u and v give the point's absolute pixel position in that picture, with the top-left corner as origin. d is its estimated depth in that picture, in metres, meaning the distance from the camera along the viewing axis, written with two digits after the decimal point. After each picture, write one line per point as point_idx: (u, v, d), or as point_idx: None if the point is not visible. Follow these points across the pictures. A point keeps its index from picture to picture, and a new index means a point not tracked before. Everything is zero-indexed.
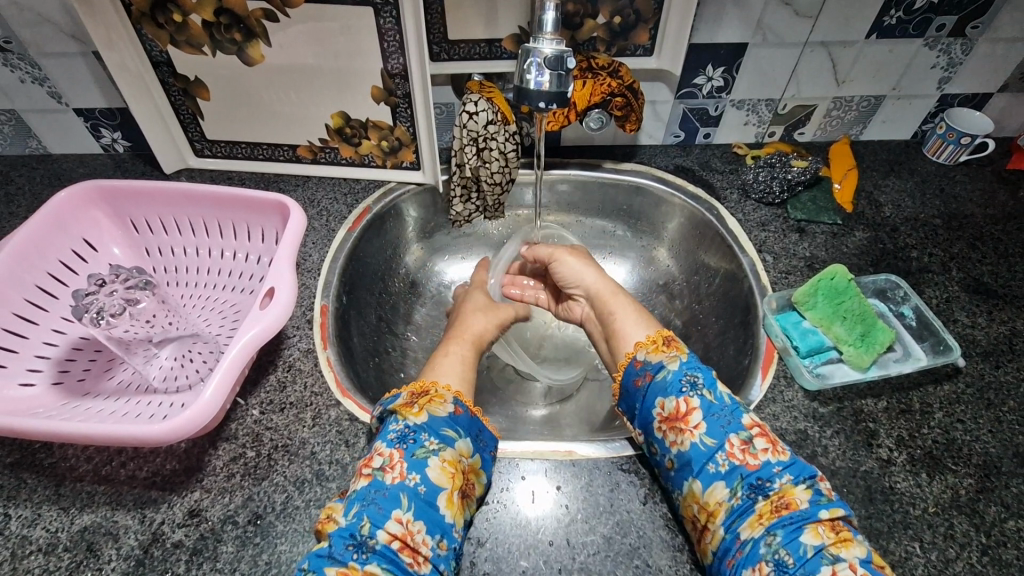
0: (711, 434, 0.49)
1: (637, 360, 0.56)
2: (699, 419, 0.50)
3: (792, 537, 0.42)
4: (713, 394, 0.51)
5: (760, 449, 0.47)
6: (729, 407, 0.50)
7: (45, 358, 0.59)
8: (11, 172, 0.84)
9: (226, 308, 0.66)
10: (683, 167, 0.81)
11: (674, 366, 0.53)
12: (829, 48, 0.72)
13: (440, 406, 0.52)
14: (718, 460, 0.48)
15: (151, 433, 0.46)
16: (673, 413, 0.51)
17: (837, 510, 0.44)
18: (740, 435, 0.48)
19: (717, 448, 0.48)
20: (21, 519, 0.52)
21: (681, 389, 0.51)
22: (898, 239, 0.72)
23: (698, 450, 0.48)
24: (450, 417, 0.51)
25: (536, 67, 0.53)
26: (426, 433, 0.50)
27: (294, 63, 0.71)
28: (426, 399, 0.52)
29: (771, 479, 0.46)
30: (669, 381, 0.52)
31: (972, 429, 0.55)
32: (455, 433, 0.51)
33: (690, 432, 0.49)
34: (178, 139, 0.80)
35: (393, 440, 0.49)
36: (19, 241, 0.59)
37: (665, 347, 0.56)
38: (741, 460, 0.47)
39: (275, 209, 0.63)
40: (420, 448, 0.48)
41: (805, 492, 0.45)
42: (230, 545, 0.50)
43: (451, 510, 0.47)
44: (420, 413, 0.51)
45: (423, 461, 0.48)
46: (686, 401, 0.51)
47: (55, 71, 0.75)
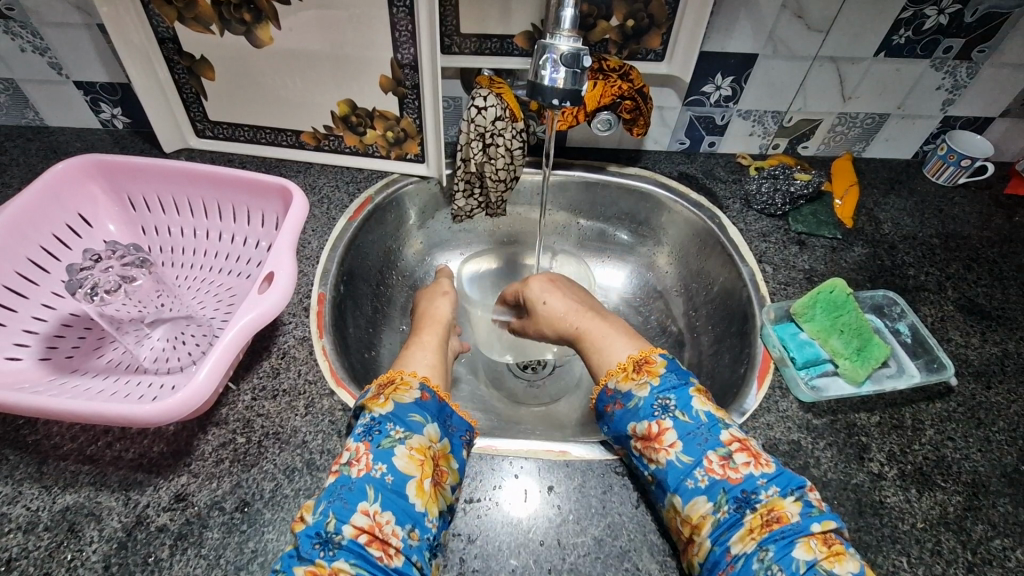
0: (688, 452, 0.49)
1: (608, 388, 0.57)
2: (672, 438, 0.50)
3: (785, 552, 0.43)
4: (686, 415, 0.52)
5: (741, 463, 0.48)
6: (705, 425, 0.51)
7: (34, 332, 0.57)
8: (6, 142, 0.82)
9: (222, 291, 0.65)
10: (687, 174, 0.82)
11: (645, 393, 0.54)
12: (838, 64, 0.72)
13: (406, 394, 0.52)
14: (697, 476, 0.48)
15: (142, 413, 0.46)
16: (645, 434, 0.51)
17: (829, 522, 0.44)
18: (718, 451, 0.49)
19: (695, 465, 0.48)
20: (1, 496, 0.50)
21: (653, 412, 0.52)
22: (896, 256, 0.73)
23: (673, 466, 0.49)
24: (417, 402, 0.52)
25: (552, 63, 0.53)
26: (392, 423, 0.50)
27: (303, 49, 0.70)
28: (392, 389, 0.53)
29: (755, 491, 0.46)
30: (640, 407, 0.53)
31: (962, 447, 0.55)
32: (422, 419, 0.51)
33: (666, 450, 0.50)
34: (180, 118, 0.78)
35: (360, 434, 0.49)
36: (14, 211, 0.58)
37: (635, 373, 0.56)
38: (722, 475, 0.48)
39: (277, 193, 0.62)
40: (385, 439, 0.48)
41: (794, 504, 0.45)
42: (215, 531, 0.49)
43: (422, 498, 0.46)
44: (385, 403, 0.51)
45: (389, 450, 0.48)
46: (658, 423, 0.51)
47: (56, 42, 0.73)
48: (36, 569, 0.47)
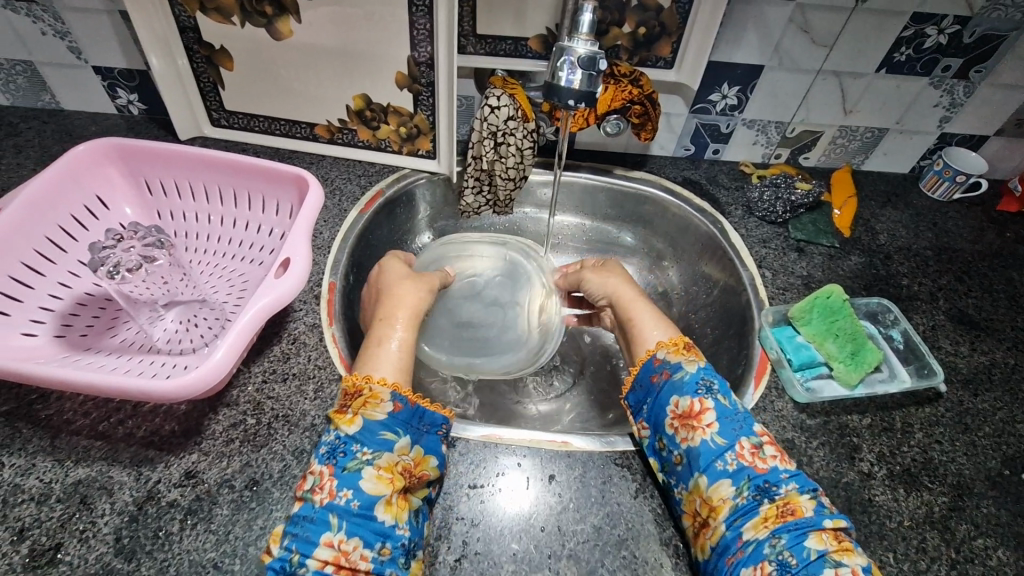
0: (722, 434, 0.50)
1: (657, 358, 0.57)
2: (711, 419, 0.51)
3: (797, 541, 0.44)
4: (726, 399, 0.52)
5: (769, 455, 0.49)
6: (741, 413, 0.52)
7: (50, 310, 0.58)
8: (21, 124, 0.83)
9: (234, 277, 0.66)
10: (691, 180, 0.84)
11: (693, 369, 0.55)
12: (841, 78, 0.75)
13: (378, 408, 0.50)
14: (726, 459, 0.49)
15: (159, 389, 0.47)
16: (686, 412, 0.52)
17: (839, 520, 0.46)
18: (750, 439, 0.50)
19: (728, 448, 0.49)
20: (14, 467, 0.52)
21: (697, 389, 0.53)
22: (891, 266, 0.75)
23: (706, 447, 0.50)
24: (389, 417, 0.49)
25: (569, 65, 0.55)
26: (358, 444, 0.48)
27: (321, 43, 0.71)
28: (360, 402, 0.50)
29: (778, 482, 0.47)
30: (686, 382, 0.54)
31: (949, 451, 0.57)
32: (394, 435, 0.49)
33: (703, 430, 0.51)
34: (196, 106, 0.80)
35: (324, 455, 0.47)
36: (34, 190, 0.59)
37: (685, 350, 0.57)
38: (750, 462, 0.49)
39: (293, 182, 0.63)
40: (351, 461, 0.47)
41: (809, 501, 0.47)
42: (225, 507, 0.50)
43: (392, 512, 0.46)
44: (353, 420, 0.49)
45: (356, 474, 0.46)
46: (700, 401, 0.52)
47: (78, 27, 0.75)
48: (47, 539, 0.48)
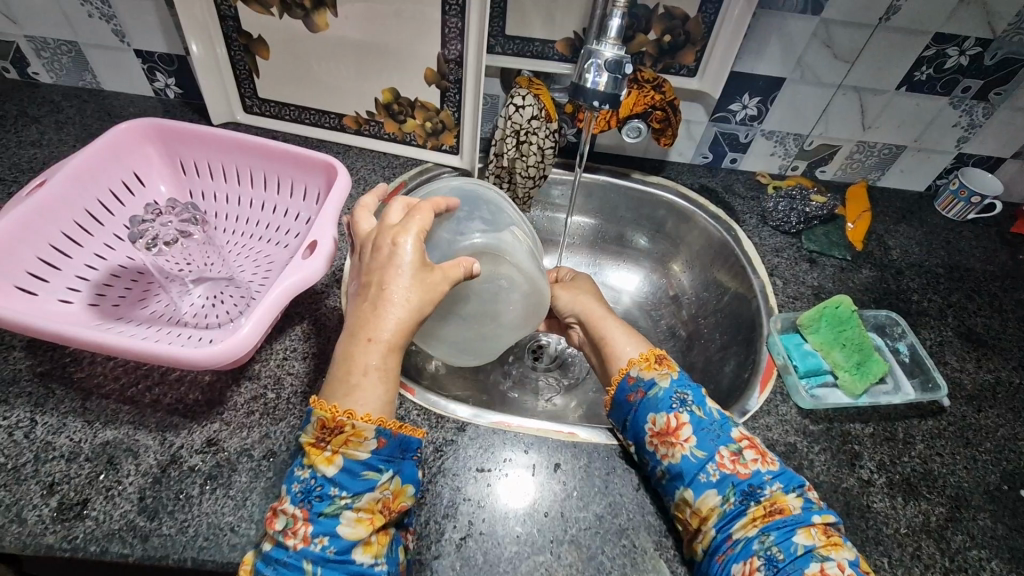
0: (701, 446, 0.52)
1: (631, 376, 0.58)
2: (688, 433, 0.52)
3: (786, 537, 0.46)
4: (701, 410, 0.54)
5: (749, 459, 0.51)
6: (718, 422, 0.53)
7: (86, 279, 0.61)
8: (64, 102, 0.86)
9: (260, 257, 0.68)
10: (707, 187, 0.85)
11: (666, 384, 0.56)
12: (861, 94, 0.76)
13: (360, 447, 0.45)
14: (709, 470, 0.50)
15: (189, 356, 0.49)
16: (663, 428, 0.53)
17: (828, 516, 0.48)
18: (729, 447, 0.51)
19: (708, 459, 0.51)
20: (47, 425, 0.54)
21: (672, 405, 0.54)
22: (901, 281, 0.76)
23: (687, 462, 0.51)
24: (372, 457, 0.45)
25: (595, 67, 0.57)
26: (336, 487, 0.44)
27: (355, 37, 0.74)
28: (339, 440, 0.44)
29: (762, 485, 0.49)
30: (660, 398, 0.55)
31: (949, 464, 0.58)
32: (376, 474, 0.46)
33: (681, 445, 0.52)
34: (230, 93, 0.83)
35: (299, 496, 0.44)
36: (77, 163, 0.62)
37: (657, 364, 0.58)
38: (732, 469, 0.50)
39: (322, 169, 0.66)
40: (328, 506, 0.44)
41: (796, 499, 0.49)
42: (243, 475, 0.53)
43: (370, 553, 0.45)
44: (331, 462, 0.44)
45: (333, 519, 0.44)
46: (675, 417, 0.54)
47: (123, 11, 0.78)
48: (75, 495, 0.50)
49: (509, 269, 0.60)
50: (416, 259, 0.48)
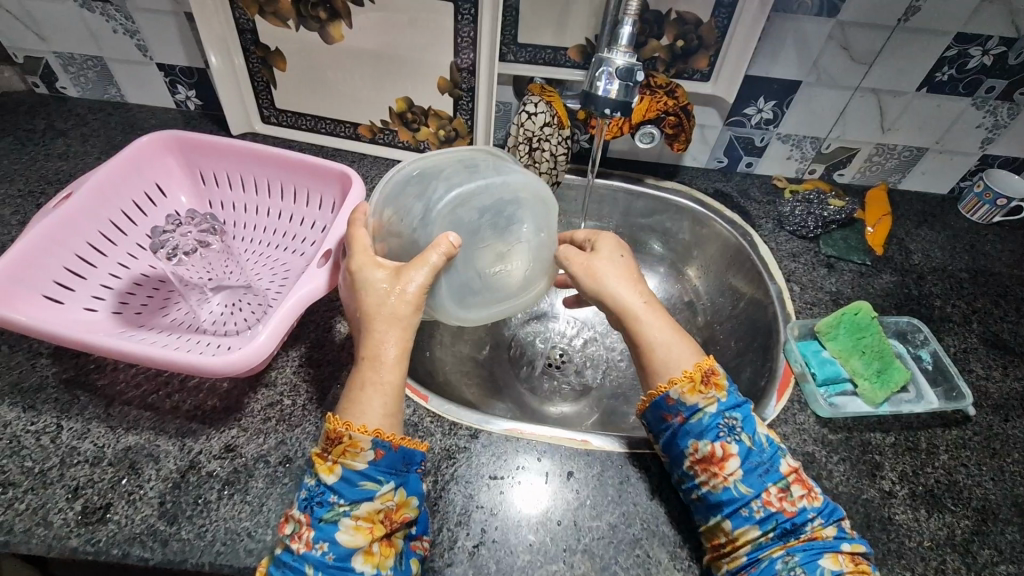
0: (748, 482, 0.48)
1: (670, 397, 0.51)
2: (735, 467, 0.49)
3: (813, 561, 0.45)
4: (750, 439, 0.50)
5: (796, 496, 0.48)
6: (767, 454, 0.50)
7: (109, 288, 0.63)
8: (89, 115, 0.89)
9: (277, 265, 0.69)
10: (722, 192, 0.84)
11: (713, 409, 0.50)
12: (879, 96, 0.75)
13: (359, 457, 0.46)
14: (752, 506, 0.48)
15: (207, 365, 0.50)
16: (707, 457, 0.49)
17: (859, 545, 0.47)
18: (777, 483, 0.48)
19: (753, 496, 0.48)
20: (72, 430, 0.56)
21: (719, 434, 0.50)
22: (924, 286, 0.74)
23: (730, 495, 0.48)
24: (370, 467, 0.46)
25: (607, 75, 0.57)
26: (336, 494, 0.46)
27: (369, 47, 0.75)
28: (339, 450, 0.46)
29: (805, 523, 0.47)
30: (706, 425, 0.50)
31: (975, 475, 0.57)
32: (376, 483, 0.46)
33: (725, 478, 0.49)
34: (248, 104, 0.84)
35: (302, 503, 0.46)
36: (102, 176, 0.64)
37: (703, 386, 0.51)
38: (778, 507, 0.48)
39: (337, 178, 0.67)
40: (328, 512, 0.45)
41: (830, 530, 0.48)
42: (260, 481, 0.53)
43: (371, 562, 0.45)
44: (332, 470, 0.46)
45: (332, 525, 0.45)
46: (723, 447, 0.49)
47: (146, 27, 0.80)
48: (99, 498, 0.52)
49: (515, 190, 0.54)
50: (390, 275, 0.50)
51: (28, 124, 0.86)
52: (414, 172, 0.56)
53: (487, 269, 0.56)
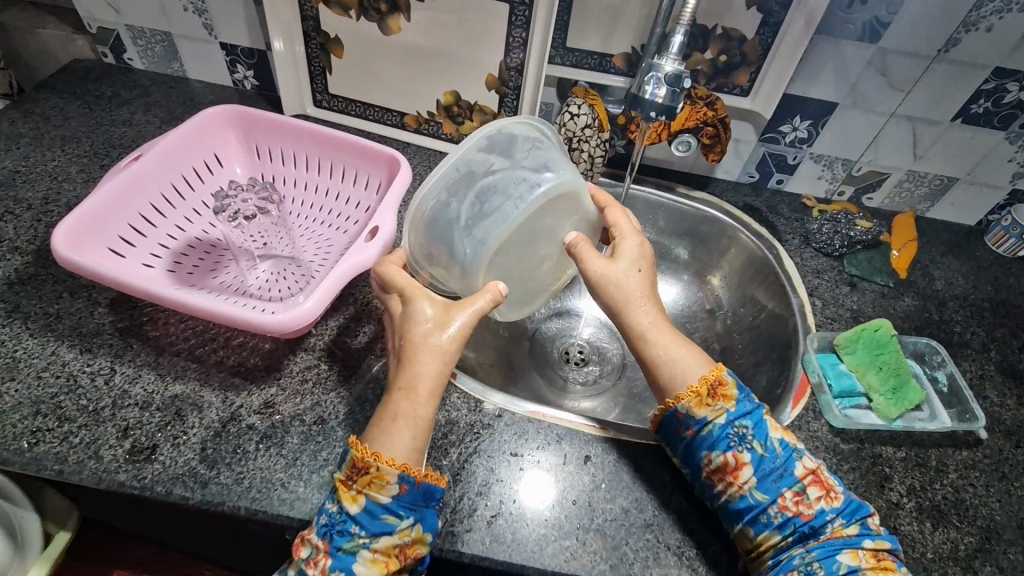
0: (762, 488, 0.51)
1: (678, 412, 0.53)
2: (749, 475, 0.51)
3: (831, 556, 0.48)
4: (762, 446, 0.52)
5: (814, 498, 0.50)
6: (781, 458, 0.51)
7: (166, 247, 0.67)
8: (152, 87, 0.94)
9: (321, 240, 0.73)
10: (751, 206, 0.87)
11: (722, 420, 0.52)
12: (914, 123, 0.76)
13: (382, 491, 0.47)
14: (771, 512, 0.50)
15: (258, 321, 0.54)
16: (721, 467, 0.52)
17: (883, 542, 0.49)
18: (793, 487, 0.51)
19: (770, 502, 0.50)
20: (124, 375, 0.59)
21: (730, 444, 0.52)
22: (945, 312, 0.76)
23: (747, 503, 0.51)
24: (393, 502, 0.47)
25: (655, 80, 0.60)
26: (357, 525, 0.47)
27: (424, 41, 0.79)
28: (365, 482, 0.47)
29: (824, 526, 0.49)
30: (715, 435, 0.52)
31: (982, 495, 0.58)
32: (396, 518, 0.47)
33: (740, 486, 0.51)
34: (303, 87, 0.88)
35: (322, 528, 0.47)
36: (169, 141, 0.68)
37: (710, 398, 0.53)
38: (795, 511, 0.50)
39: (386, 162, 0.70)
40: (347, 542, 0.47)
41: (852, 528, 0.49)
42: (295, 437, 0.57)
43: None
44: (355, 500, 0.47)
45: (350, 555, 0.46)
46: (735, 456, 0.51)
47: (215, 7, 0.84)
48: (146, 439, 0.55)
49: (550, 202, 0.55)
50: (438, 310, 0.53)
51: (95, 91, 0.91)
52: (427, 218, 0.57)
53: (529, 272, 0.61)
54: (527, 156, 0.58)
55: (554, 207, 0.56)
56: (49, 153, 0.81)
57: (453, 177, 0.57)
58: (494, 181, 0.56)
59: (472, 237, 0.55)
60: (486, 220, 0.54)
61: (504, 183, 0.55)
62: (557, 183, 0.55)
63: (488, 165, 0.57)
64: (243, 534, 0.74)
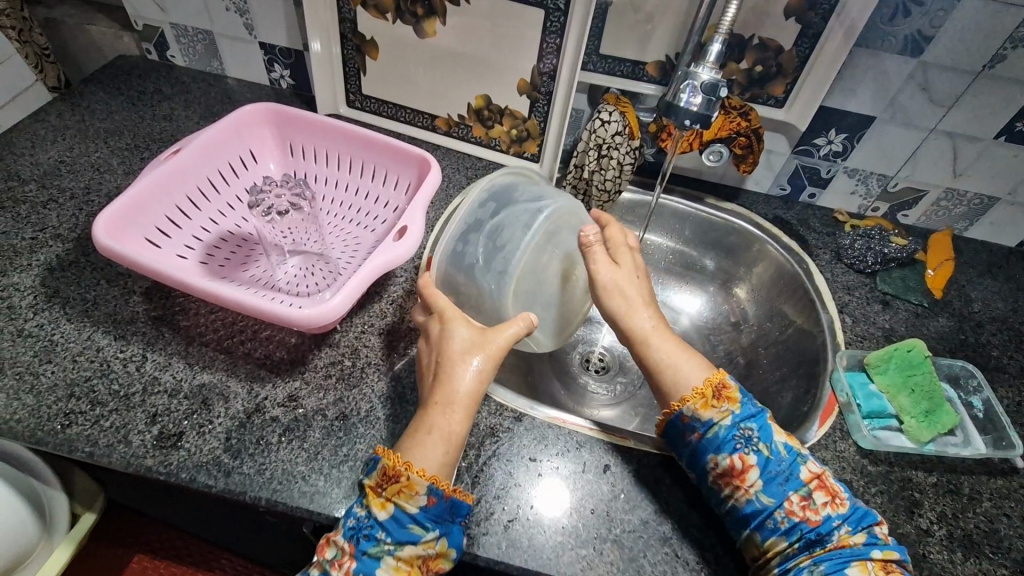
0: (768, 492, 0.49)
1: (683, 416, 0.53)
2: (755, 478, 0.50)
3: (840, 568, 0.47)
4: (769, 448, 0.51)
5: (820, 503, 0.49)
6: (787, 461, 0.50)
7: (199, 239, 0.69)
8: (192, 83, 0.97)
9: (349, 238, 0.74)
10: (782, 219, 0.85)
11: (728, 421, 0.51)
12: (955, 140, 0.74)
13: (411, 499, 0.47)
14: (777, 517, 0.49)
15: (286, 315, 0.54)
16: (727, 469, 0.50)
17: (891, 552, 0.48)
18: (799, 491, 0.49)
19: (776, 507, 0.49)
20: (155, 362, 0.61)
21: (736, 445, 0.51)
22: (981, 335, 0.73)
23: (753, 507, 0.49)
24: (421, 511, 0.47)
25: (691, 88, 0.59)
26: (384, 531, 0.46)
27: (458, 45, 0.79)
28: (395, 488, 0.47)
29: (830, 533, 0.48)
30: (721, 437, 0.51)
31: (1018, 527, 0.56)
32: (423, 528, 0.47)
33: (747, 490, 0.50)
34: (337, 87, 0.90)
35: (349, 531, 0.47)
36: (208, 136, 0.70)
37: (715, 401, 0.52)
38: (802, 516, 0.49)
39: (416, 163, 0.71)
40: (373, 547, 0.46)
41: (860, 536, 0.48)
42: (317, 431, 0.57)
43: None
44: (385, 505, 0.47)
45: (375, 560, 0.46)
46: (741, 458, 0.50)
47: (257, 8, 0.86)
48: (173, 426, 0.56)
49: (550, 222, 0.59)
50: (473, 333, 0.53)
51: (139, 86, 0.94)
52: (447, 266, 0.59)
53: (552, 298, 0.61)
54: (524, 193, 0.61)
55: (559, 231, 0.60)
56: (92, 145, 0.84)
57: (464, 226, 0.59)
58: (501, 219, 0.59)
59: (494, 272, 0.57)
60: (503, 253, 0.57)
61: (511, 218, 0.59)
62: (555, 209, 0.59)
63: (491, 208, 0.60)
64: (262, 525, 0.75)
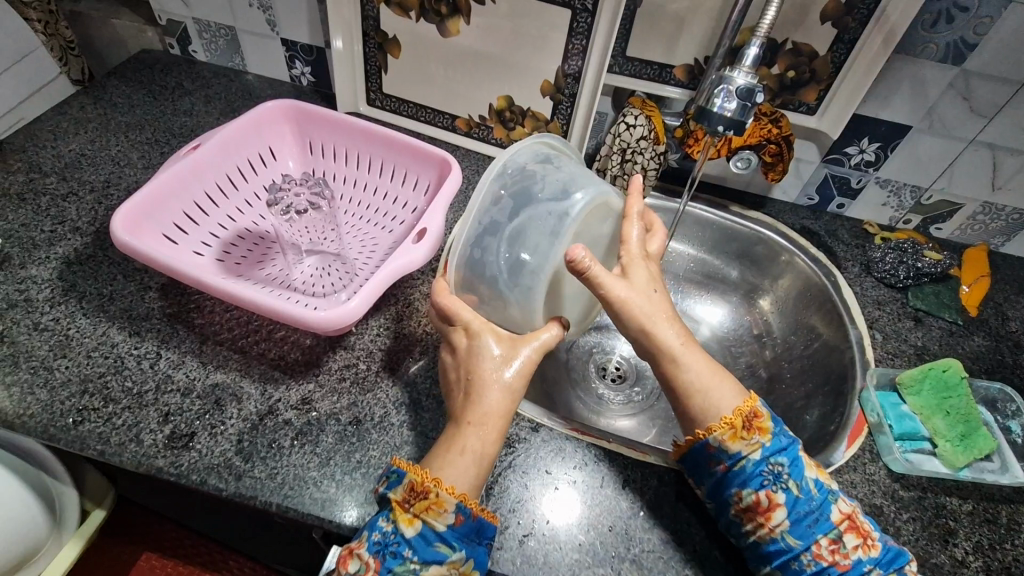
0: (796, 533, 0.48)
1: (710, 445, 0.50)
2: (782, 518, 0.48)
3: None
4: (799, 486, 0.48)
5: (850, 546, 0.47)
6: (817, 501, 0.48)
7: (217, 236, 0.68)
8: (213, 79, 0.96)
9: (367, 238, 0.73)
10: (809, 229, 0.83)
11: (757, 456, 0.49)
12: (995, 152, 0.71)
13: (439, 517, 0.46)
14: (803, 560, 0.47)
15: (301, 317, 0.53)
16: (753, 506, 0.48)
17: None
18: (829, 534, 0.47)
19: (803, 548, 0.47)
20: (169, 360, 0.60)
21: (764, 482, 0.48)
22: (1019, 355, 0.70)
23: (778, 547, 0.48)
24: (448, 530, 0.46)
25: (725, 93, 0.57)
26: (410, 549, 0.45)
27: (482, 45, 0.78)
28: (423, 504, 0.46)
29: None
30: (749, 472, 0.49)
31: None
32: (449, 548, 0.46)
33: (773, 529, 0.48)
34: (358, 85, 0.89)
35: (374, 547, 0.45)
36: (228, 132, 0.69)
37: (745, 432, 0.50)
38: (831, 561, 0.47)
39: (437, 163, 0.70)
40: (398, 565, 0.44)
41: None
42: (330, 436, 0.56)
43: None
44: (413, 522, 0.46)
45: None
46: (769, 495, 0.48)
47: (279, 5, 0.86)
48: (185, 427, 0.55)
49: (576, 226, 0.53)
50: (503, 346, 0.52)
51: (161, 81, 0.94)
52: (466, 274, 0.55)
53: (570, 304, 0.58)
54: (544, 184, 0.55)
55: (583, 233, 0.55)
56: (113, 139, 0.83)
57: (480, 230, 0.54)
58: (520, 223, 0.53)
59: (520, 286, 0.53)
60: (527, 267, 0.53)
61: (532, 223, 0.53)
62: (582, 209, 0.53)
63: (510, 209, 0.54)
64: (270, 527, 0.74)
